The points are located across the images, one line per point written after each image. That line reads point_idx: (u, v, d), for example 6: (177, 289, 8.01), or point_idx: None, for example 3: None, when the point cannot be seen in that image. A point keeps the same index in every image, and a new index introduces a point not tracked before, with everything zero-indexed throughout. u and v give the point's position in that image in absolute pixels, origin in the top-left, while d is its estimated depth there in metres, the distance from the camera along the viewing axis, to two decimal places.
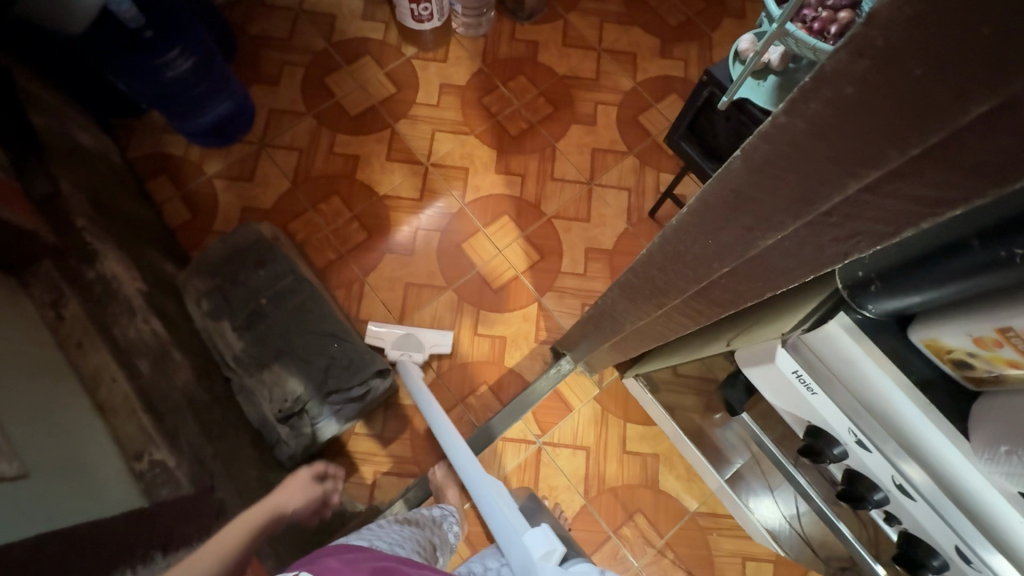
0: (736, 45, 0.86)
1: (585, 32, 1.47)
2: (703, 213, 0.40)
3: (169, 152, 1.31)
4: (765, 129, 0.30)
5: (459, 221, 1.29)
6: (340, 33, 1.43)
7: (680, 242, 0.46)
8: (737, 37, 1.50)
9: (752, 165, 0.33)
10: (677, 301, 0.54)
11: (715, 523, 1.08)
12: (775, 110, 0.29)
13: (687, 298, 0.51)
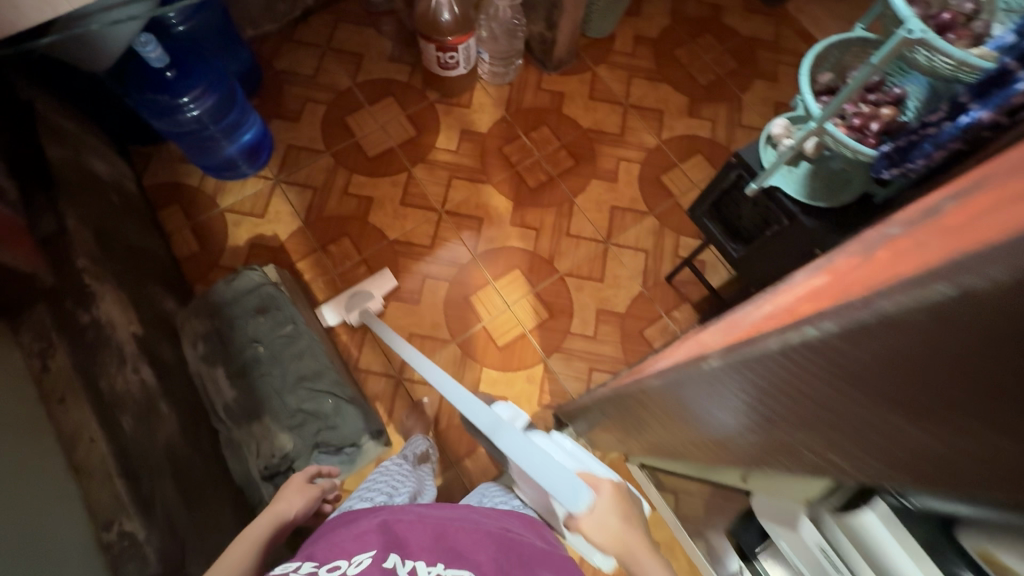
0: (769, 129, 0.83)
1: (612, 86, 1.46)
2: (724, 377, 0.36)
3: (184, 183, 1.31)
4: (794, 342, 0.26)
5: (468, 272, 1.26)
6: (366, 73, 1.43)
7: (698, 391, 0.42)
8: (768, 101, 1.46)
9: (777, 367, 0.28)
10: (693, 436, 0.49)
11: None
12: (806, 327, 0.24)
13: (705, 440, 0.47)
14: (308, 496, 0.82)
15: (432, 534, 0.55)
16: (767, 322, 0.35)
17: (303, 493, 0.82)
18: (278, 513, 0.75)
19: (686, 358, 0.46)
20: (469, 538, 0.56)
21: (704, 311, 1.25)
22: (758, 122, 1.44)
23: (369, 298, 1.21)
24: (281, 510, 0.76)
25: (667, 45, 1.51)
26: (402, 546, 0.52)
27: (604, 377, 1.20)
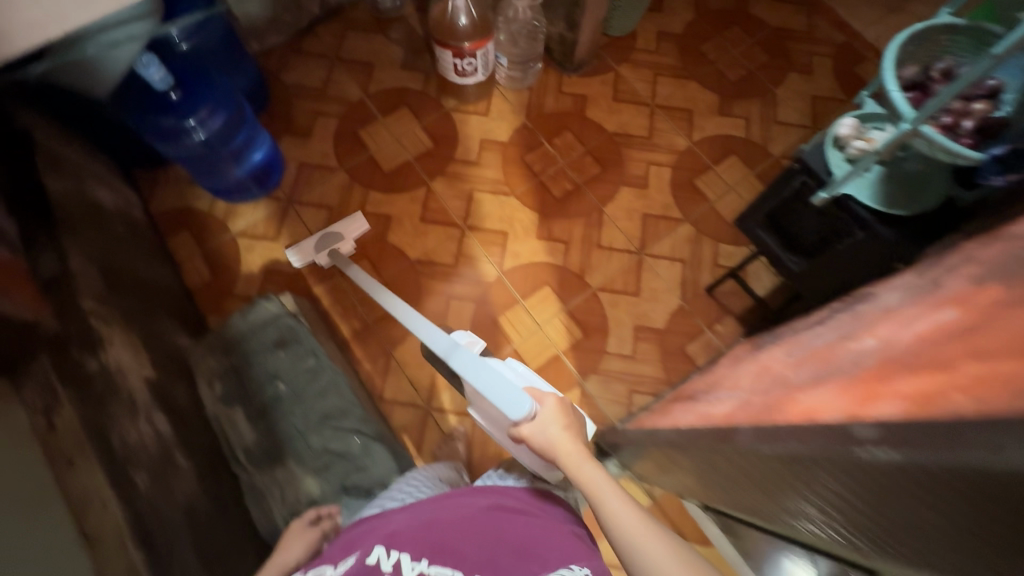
0: (833, 130, 0.75)
1: (637, 86, 1.37)
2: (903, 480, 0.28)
3: (193, 208, 1.24)
4: None
5: (495, 291, 1.19)
6: (377, 84, 1.36)
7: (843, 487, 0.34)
8: (804, 95, 1.38)
9: None
10: (800, 512, 0.42)
11: None
12: None
13: (832, 523, 0.39)
14: (309, 539, 0.78)
15: (424, 528, 0.59)
16: (946, 409, 0.27)
17: (303, 538, 0.78)
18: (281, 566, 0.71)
19: (800, 431, 0.38)
20: (467, 524, 0.60)
21: (749, 324, 1.17)
22: (795, 118, 1.35)
23: (341, 242, 1.20)
24: (281, 560, 0.73)
25: (692, 39, 1.43)
26: (393, 540, 0.57)
27: (645, 399, 1.12)
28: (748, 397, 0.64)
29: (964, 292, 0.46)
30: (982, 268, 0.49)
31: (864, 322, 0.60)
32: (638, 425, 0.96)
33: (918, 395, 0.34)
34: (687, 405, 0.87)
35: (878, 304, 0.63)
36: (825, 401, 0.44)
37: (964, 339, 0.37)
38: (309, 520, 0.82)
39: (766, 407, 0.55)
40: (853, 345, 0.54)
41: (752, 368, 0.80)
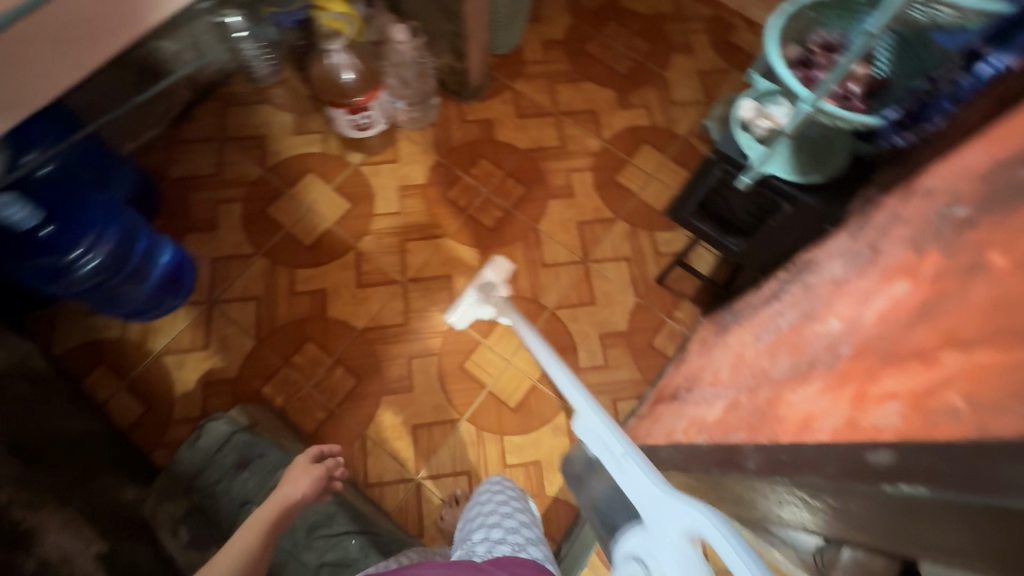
0: (737, 113, 0.78)
1: (537, 98, 1.38)
2: (912, 517, 0.28)
3: (104, 338, 1.12)
4: None
5: (454, 338, 1.15)
6: (275, 156, 1.28)
7: (844, 513, 0.34)
8: (693, 73, 1.43)
9: None
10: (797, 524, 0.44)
11: None
12: None
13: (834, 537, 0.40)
14: (316, 478, 0.82)
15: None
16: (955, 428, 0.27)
17: (309, 476, 0.82)
18: (285, 496, 0.78)
19: (808, 458, 0.37)
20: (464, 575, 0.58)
21: (704, 304, 1.19)
22: (690, 96, 1.40)
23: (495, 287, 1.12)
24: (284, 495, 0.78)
25: (577, 42, 1.45)
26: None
27: (629, 405, 1.12)
28: (735, 397, 0.64)
29: (907, 260, 0.48)
30: (911, 231, 0.51)
31: (818, 299, 0.62)
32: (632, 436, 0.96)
33: (912, 397, 0.34)
34: (673, 408, 0.88)
35: (824, 276, 0.65)
36: (818, 407, 0.44)
37: (932, 321, 0.38)
38: (313, 459, 0.85)
39: (757, 412, 0.55)
40: (818, 329, 0.55)
41: (724, 358, 0.82)
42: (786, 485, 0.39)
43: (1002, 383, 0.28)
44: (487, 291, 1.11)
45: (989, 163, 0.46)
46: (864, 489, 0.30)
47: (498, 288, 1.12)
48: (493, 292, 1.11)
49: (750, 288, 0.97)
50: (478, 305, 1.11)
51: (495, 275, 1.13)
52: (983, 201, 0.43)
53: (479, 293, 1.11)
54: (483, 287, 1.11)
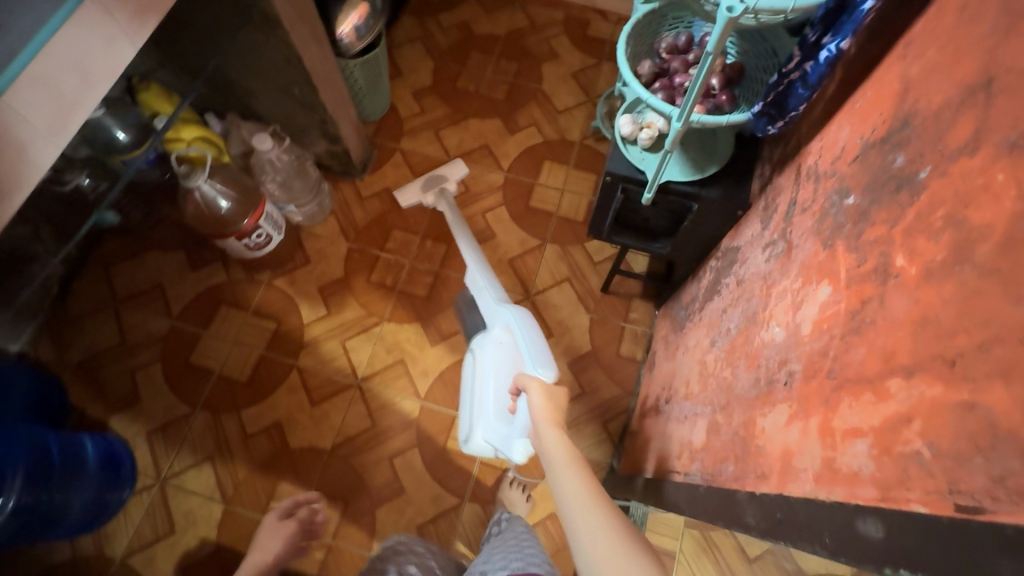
0: (617, 131, 0.77)
1: (427, 151, 1.35)
2: None
3: (56, 563, 1.01)
4: None
5: (427, 421, 1.10)
6: (178, 301, 1.19)
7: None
8: (566, 77, 1.44)
9: None
10: None
11: None
12: None
13: None
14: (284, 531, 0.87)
15: None
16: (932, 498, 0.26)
17: (278, 531, 0.87)
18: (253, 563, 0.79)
19: (802, 518, 0.36)
20: None
21: (655, 297, 1.19)
22: (572, 100, 1.41)
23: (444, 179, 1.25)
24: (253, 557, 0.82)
25: (447, 83, 1.43)
26: None
27: (619, 423, 1.10)
28: (712, 416, 0.63)
29: (821, 257, 0.48)
30: (814, 220, 0.51)
31: (754, 297, 0.62)
32: (633, 459, 0.94)
33: (876, 436, 0.33)
34: (660, 424, 0.86)
35: (752, 268, 0.65)
36: (792, 440, 0.42)
37: (867, 337, 0.37)
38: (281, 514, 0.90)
39: (737, 438, 0.53)
40: (766, 337, 0.55)
41: (689, 362, 0.81)
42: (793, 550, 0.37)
43: (955, 428, 0.27)
44: (430, 184, 1.23)
45: (860, 145, 0.47)
46: (869, 568, 0.30)
47: (444, 184, 1.24)
48: (438, 185, 1.24)
49: (690, 276, 0.97)
50: (422, 195, 1.23)
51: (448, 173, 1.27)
52: (869, 188, 0.43)
53: (425, 185, 1.24)
54: (431, 180, 1.25)
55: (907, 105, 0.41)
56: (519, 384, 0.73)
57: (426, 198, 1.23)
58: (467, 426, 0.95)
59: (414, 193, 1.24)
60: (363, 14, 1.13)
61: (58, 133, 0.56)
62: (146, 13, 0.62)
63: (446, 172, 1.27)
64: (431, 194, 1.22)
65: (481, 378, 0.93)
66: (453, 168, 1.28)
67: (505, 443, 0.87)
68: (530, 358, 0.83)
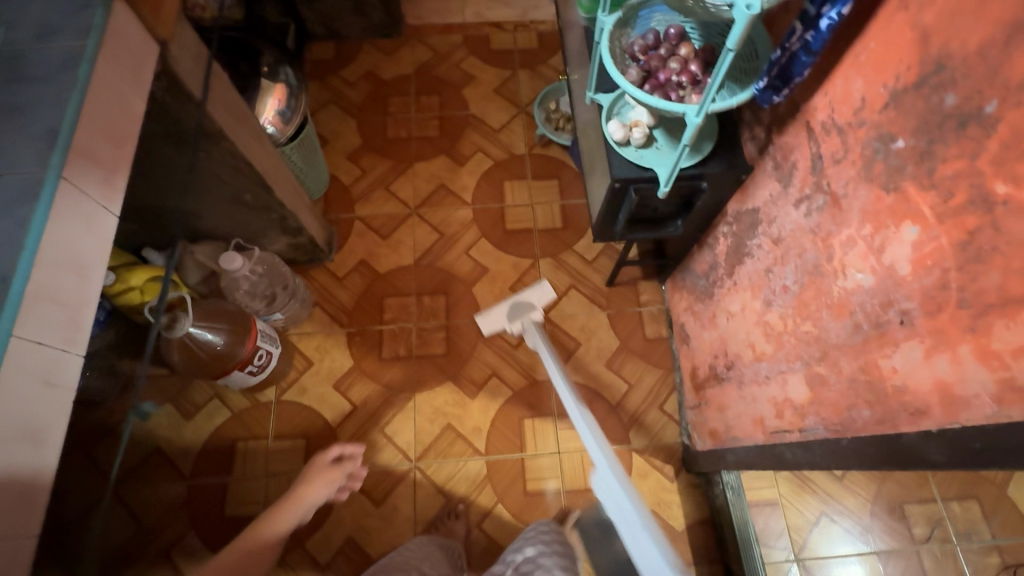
0: (609, 138, 0.78)
1: (386, 209, 1.30)
2: None
3: None
4: None
5: (498, 473, 1.07)
6: (186, 458, 1.06)
7: None
8: (491, 95, 1.44)
9: None
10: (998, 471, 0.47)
11: None
12: None
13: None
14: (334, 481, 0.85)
15: None
16: None
17: (327, 480, 0.84)
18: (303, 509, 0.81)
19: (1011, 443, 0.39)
20: None
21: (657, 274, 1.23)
22: (505, 115, 1.41)
23: (529, 308, 1.18)
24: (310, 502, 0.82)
25: (377, 136, 1.38)
26: None
27: (675, 401, 1.13)
28: (806, 370, 0.67)
29: (887, 200, 0.52)
30: (856, 169, 0.56)
31: (807, 251, 0.65)
32: (710, 431, 0.97)
33: None
34: (730, 390, 0.89)
35: (789, 225, 0.69)
36: (943, 372, 0.46)
37: (994, 263, 0.41)
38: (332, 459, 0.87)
39: (860, 384, 0.57)
40: (845, 287, 0.59)
41: (742, 326, 0.84)
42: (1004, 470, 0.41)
43: None
44: (517, 312, 1.17)
45: (886, 94, 0.51)
46: None
47: (534, 313, 1.18)
48: (526, 314, 1.17)
49: (696, 246, 1.01)
50: (509, 324, 1.17)
51: (537, 299, 1.20)
52: (921, 130, 0.47)
53: (511, 312, 1.18)
54: (516, 307, 1.18)
55: (935, 49, 0.45)
56: None
57: (512, 327, 1.17)
58: None
59: (499, 317, 1.18)
60: (282, 97, 1.07)
61: (74, 343, 0.49)
62: (114, 174, 0.54)
63: (534, 297, 1.20)
64: (517, 322, 1.16)
65: None
66: (541, 291, 1.21)
67: None
68: None
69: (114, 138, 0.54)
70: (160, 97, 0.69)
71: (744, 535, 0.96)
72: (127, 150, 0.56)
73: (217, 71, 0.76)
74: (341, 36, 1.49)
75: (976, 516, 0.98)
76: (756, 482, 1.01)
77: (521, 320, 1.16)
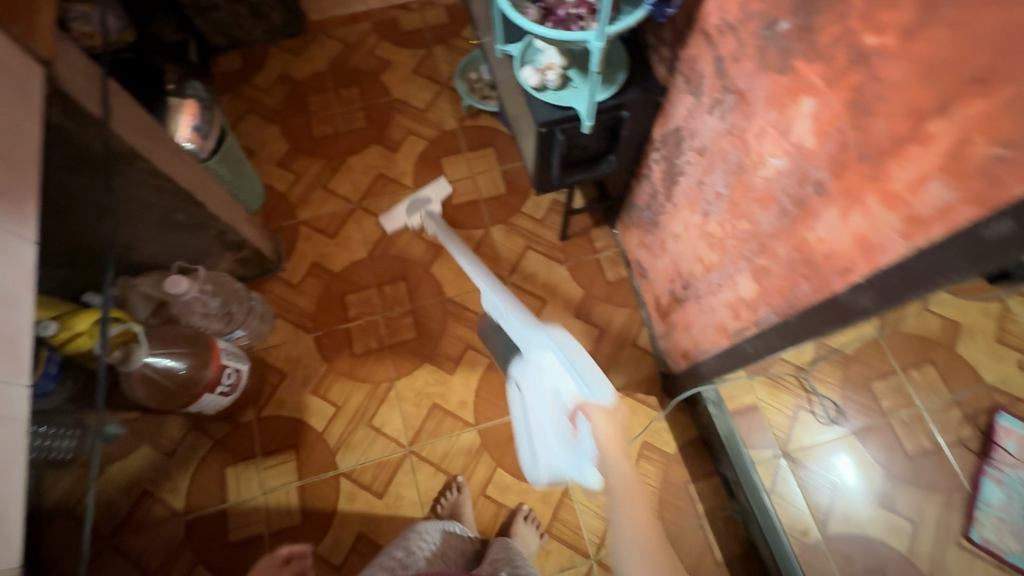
0: (526, 86, 0.79)
1: (328, 208, 1.28)
2: None
3: None
4: None
5: (491, 440, 1.08)
6: (176, 495, 1.04)
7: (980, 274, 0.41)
8: (410, 76, 1.42)
9: None
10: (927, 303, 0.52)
11: None
12: None
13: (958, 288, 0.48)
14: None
15: None
16: None
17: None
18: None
19: (927, 267, 0.43)
20: None
21: (606, 219, 1.26)
22: (428, 93, 1.40)
23: (427, 200, 1.27)
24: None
25: (303, 138, 1.36)
26: None
27: (646, 335, 1.16)
28: (750, 267, 0.70)
29: (784, 81, 0.54)
30: (753, 61, 0.58)
31: (728, 153, 0.68)
32: (681, 352, 1.01)
33: (944, 171, 0.40)
34: (691, 308, 0.93)
35: (708, 133, 0.72)
36: (860, 226, 0.49)
37: (880, 111, 0.44)
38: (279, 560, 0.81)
39: (795, 262, 0.60)
40: (766, 176, 0.61)
41: (689, 244, 0.88)
42: (929, 291, 0.45)
43: (1019, 118, 0.34)
44: (415, 207, 1.26)
45: None
46: (1010, 253, 0.37)
47: (430, 205, 1.27)
48: (422, 208, 1.26)
49: (635, 180, 1.03)
50: (407, 218, 1.25)
51: (433, 194, 1.28)
52: (798, 8, 0.50)
53: (409, 208, 1.26)
54: (415, 202, 1.27)
55: None
56: (578, 412, 0.67)
57: (412, 221, 1.26)
58: (547, 472, 0.83)
59: (400, 215, 1.26)
60: (195, 111, 1.03)
61: (17, 374, 0.48)
62: (22, 202, 0.52)
63: (429, 193, 1.29)
64: (417, 215, 1.25)
65: (523, 389, 0.80)
66: (436, 186, 1.28)
67: (574, 470, 0.76)
68: (580, 376, 0.68)
69: (14, 162, 0.52)
70: (58, 122, 0.67)
71: (731, 441, 1.00)
72: (31, 174, 0.54)
73: (115, 90, 0.73)
74: (245, 44, 1.44)
75: (936, 379, 1.05)
76: (731, 391, 1.03)
77: (419, 213, 1.25)
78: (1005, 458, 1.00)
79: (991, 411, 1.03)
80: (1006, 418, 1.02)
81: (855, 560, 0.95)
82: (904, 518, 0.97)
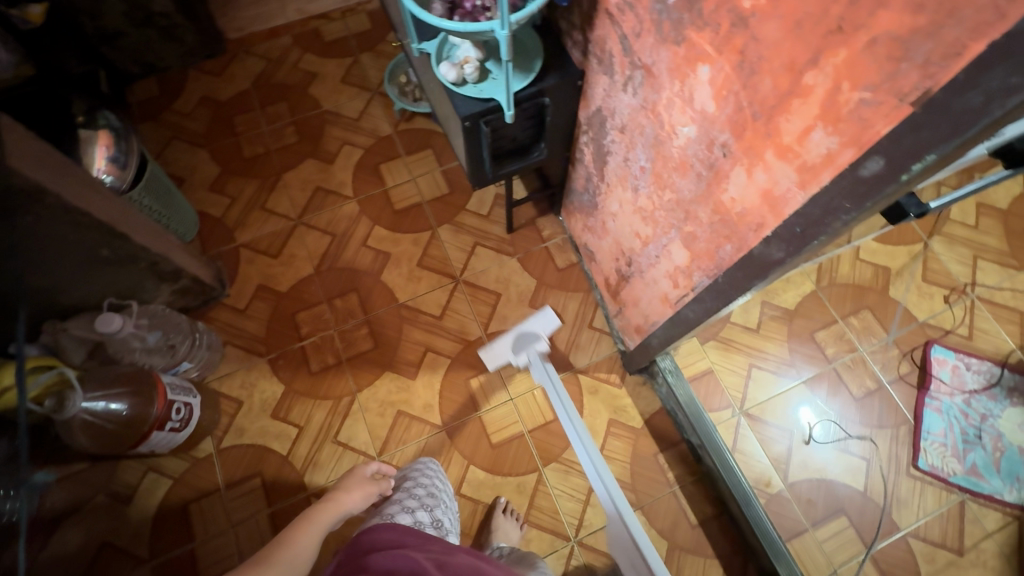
0: (445, 82, 0.79)
1: (268, 227, 1.25)
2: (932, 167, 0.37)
3: None
4: None
5: (461, 439, 1.08)
6: (140, 540, 1.00)
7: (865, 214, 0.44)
8: (339, 86, 1.40)
9: None
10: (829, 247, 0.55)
11: (830, 267, 1.15)
12: None
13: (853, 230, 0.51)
14: (369, 493, 0.90)
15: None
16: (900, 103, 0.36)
17: (364, 491, 0.90)
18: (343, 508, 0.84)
19: (822, 212, 0.46)
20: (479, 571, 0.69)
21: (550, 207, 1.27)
22: (359, 101, 1.38)
23: (534, 336, 1.09)
24: (346, 507, 0.85)
25: (234, 159, 1.32)
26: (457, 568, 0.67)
27: (602, 316, 1.18)
28: (679, 236, 0.72)
29: (680, 52, 0.56)
30: (652, 35, 0.60)
31: (645, 127, 0.70)
32: (634, 327, 1.03)
33: (823, 121, 0.42)
34: (636, 283, 0.95)
35: (625, 110, 0.73)
36: (762, 181, 0.51)
37: (763, 70, 0.46)
38: (371, 474, 0.94)
39: (716, 225, 0.62)
40: (679, 145, 0.64)
41: (625, 221, 0.90)
42: (825, 236, 0.48)
43: (873, 62, 0.36)
44: (521, 344, 1.09)
45: None
46: (887, 190, 0.40)
47: (539, 342, 1.09)
48: (530, 345, 1.09)
49: (570, 165, 1.05)
50: (513, 356, 1.09)
51: (541, 326, 1.10)
52: None
53: (515, 344, 1.09)
54: (521, 337, 1.10)
55: None
56: None
57: (518, 358, 1.10)
58: None
59: (501, 350, 1.09)
60: (109, 142, 0.99)
61: None
62: None
63: (535, 324, 1.11)
64: (524, 354, 1.08)
65: None
66: (544, 317, 1.11)
67: None
68: None
69: None
70: None
71: (690, 404, 1.04)
72: None
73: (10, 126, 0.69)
74: (161, 69, 1.39)
75: (873, 323, 1.11)
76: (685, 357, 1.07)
77: (526, 352, 1.09)
78: (941, 387, 1.06)
79: (926, 345, 1.09)
80: (939, 349, 1.09)
81: (818, 501, 1.00)
82: (857, 457, 1.02)
